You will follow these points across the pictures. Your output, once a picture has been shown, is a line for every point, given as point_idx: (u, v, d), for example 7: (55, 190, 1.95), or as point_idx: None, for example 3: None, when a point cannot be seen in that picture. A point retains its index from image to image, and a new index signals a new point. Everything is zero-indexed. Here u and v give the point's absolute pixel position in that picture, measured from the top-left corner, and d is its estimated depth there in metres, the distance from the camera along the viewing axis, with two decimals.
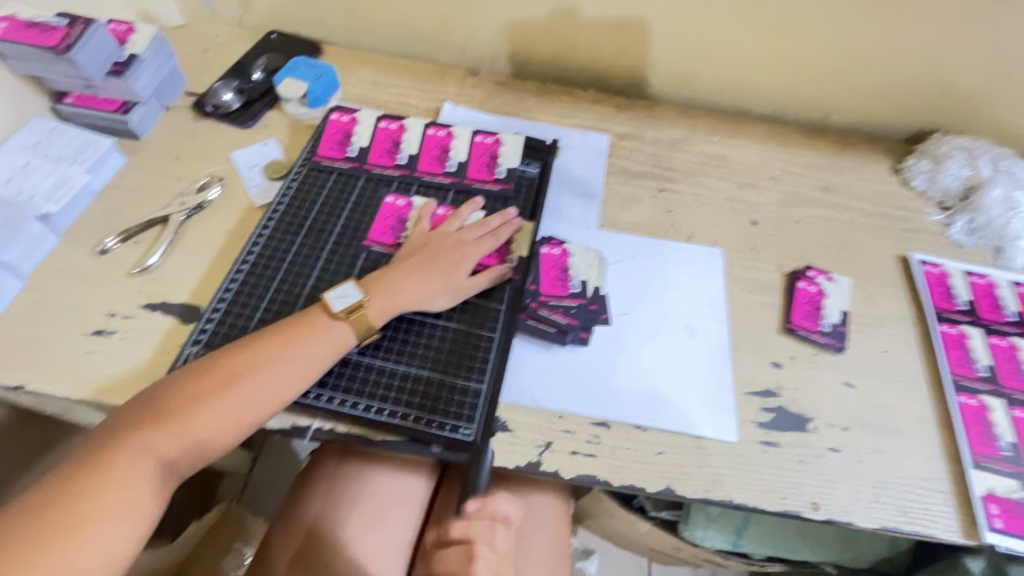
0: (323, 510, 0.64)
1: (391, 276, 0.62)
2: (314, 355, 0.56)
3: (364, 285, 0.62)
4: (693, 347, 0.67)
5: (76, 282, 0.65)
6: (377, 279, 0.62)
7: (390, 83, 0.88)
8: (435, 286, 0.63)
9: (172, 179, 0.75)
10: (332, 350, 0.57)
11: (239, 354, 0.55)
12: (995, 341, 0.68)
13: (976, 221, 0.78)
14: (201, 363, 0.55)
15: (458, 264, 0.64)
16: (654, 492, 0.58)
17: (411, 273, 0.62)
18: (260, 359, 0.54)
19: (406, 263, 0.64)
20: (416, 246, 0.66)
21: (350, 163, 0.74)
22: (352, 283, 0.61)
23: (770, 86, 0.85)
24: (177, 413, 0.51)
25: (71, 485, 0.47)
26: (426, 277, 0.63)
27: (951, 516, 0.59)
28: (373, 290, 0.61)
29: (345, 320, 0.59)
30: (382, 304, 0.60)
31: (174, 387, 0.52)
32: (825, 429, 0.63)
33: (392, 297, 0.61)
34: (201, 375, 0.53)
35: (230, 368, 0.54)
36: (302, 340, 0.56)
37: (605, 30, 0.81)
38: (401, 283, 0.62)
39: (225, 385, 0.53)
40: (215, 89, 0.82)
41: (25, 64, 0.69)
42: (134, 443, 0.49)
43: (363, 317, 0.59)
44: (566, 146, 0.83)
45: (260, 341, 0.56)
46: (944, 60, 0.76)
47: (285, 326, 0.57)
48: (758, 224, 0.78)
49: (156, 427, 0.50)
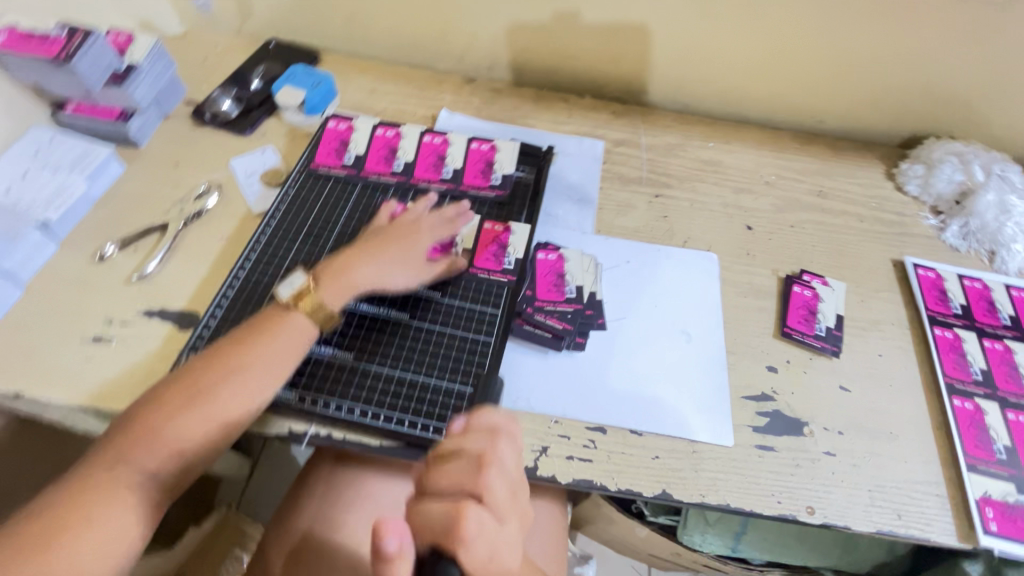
0: (316, 520, 0.64)
1: (343, 264, 0.62)
2: (281, 356, 0.56)
3: (313, 273, 0.62)
4: (688, 351, 0.67)
5: (75, 290, 0.65)
6: (327, 267, 0.62)
7: (387, 90, 0.89)
8: (388, 270, 0.63)
9: (171, 187, 0.75)
10: (295, 351, 0.57)
11: (210, 361, 0.55)
12: (990, 345, 0.68)
13: (970, 225, 0.78)
14: (175, 374, 0.55)
15: (413, 247, 0.65)
16: (650, 497, 0.58)
17: (362, 260, 0.63)
18: (226, 366, 0.54)
19: (359, 249, 0.64)
20: (370, 233, 0.66)
21: (347, 170, 0.75)
22: (300, 273, 0.62)
23: (765, 92, 0.85)
24: (152, 424, 0.51)
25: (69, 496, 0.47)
26: (379, 262, 0.63)
27: (948, 520, 0.59)
28: (323, 277, 0.61)
29: (295, 309, 0.59)
30: (333, 290, 0.61)
31: (144, 403, 0.52)
32: (821, 433, 0.63)
33: (344, 284, 0.61)
34: (174, 386, 0.54)
35: (196, 378, 0.54)
36: (268, 343, 0.56)
37: (600, 37, 0.82)
38: (352, 270, 0.62)
39: (194, 396, 0.53)
40: (215, 97, 0.83)
41: (26, 74, 0.69)
42: (114, 459, 0.49)
43: (312, 303, 0.59)
44: (561, 152, 0.84)
45: (223, 350, 0.56)
46: (936, 66, 0.77)
47: (245, 330, 0.57)
48: (754, 229, 0.79)
49: (131, 443, 0.50)
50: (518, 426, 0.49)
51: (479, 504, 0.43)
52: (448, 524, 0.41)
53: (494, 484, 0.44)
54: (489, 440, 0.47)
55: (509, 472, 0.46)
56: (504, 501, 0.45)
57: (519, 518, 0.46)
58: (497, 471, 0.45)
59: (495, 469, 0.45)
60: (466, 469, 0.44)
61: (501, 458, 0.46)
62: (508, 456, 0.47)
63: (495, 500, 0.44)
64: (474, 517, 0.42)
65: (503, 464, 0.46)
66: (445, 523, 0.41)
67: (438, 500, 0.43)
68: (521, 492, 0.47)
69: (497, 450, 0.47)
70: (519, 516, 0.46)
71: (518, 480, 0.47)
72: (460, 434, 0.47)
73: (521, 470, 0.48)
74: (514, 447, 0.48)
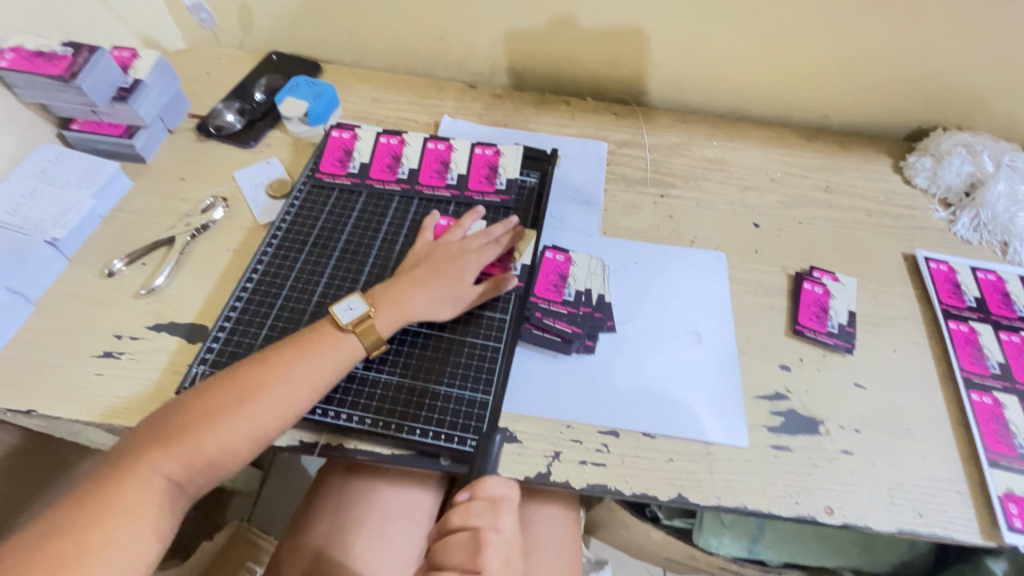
0: (327, 536, 0.63)
1: (397, 288, 0.62)
2: (323, 370, 0.56)
3: (370, 297, 0.61)
4: (700, 352, 0.67)
5: (85, 305, 0.66)
6: (383, 291, 0.62)
7: (389, 99, 0.89)
8: (440, 295, 0.62)
9: (178, 202, 0.76)
10: (339, 364, 0.57)
11: (249, 371, 0.55)
12: (1006, 337, 0.67)
13: (981, 216, 0.77)
14: (211, 380, 0.55)
15: (464, 274, 0.64)
16: (666, 500, 0.57)
17: (416, 284, 0.62)
18: (268, 379, 0.54)
19: (411, 274, 0.63)
20: (421, 256, 0.66)
21: (352, 179, 0.75)
22: (358, 295, 0.61)
23: (768, 88, 0.85)
24: (187, 433, 0.51)
25: (79, 514, 0.46)
26: (430, 285, 0.62)
27: (971, 518, 0.58)
28: (379, 301, 0.61)
29: (353, 332, 0.58)
30: (388, 316, 0.60)
31: (181, 407, 0.53)
32: (837, 432, 0.62)
33: (399, 308, 0.61)
34: (211, 394, 0.53)
35: (237, 387, 0.54)
36: (309, 356, 0.56)
37: (602, 40, 0.81)
38: (409, 295, 0.61)
39: (234, 404, 0.53)
40: (219, 110, 0.84)
41: (34, 94, 0.70)
42: (144, 465, 0.49)
43: (370, 329, 0.59)
44: (564, 155, 0.83)
45: (268, 358, 0.56)
46: (940, 57, 0.76)
47: (293, 342, 0.57)
48: (761, 227, 0.78)
49: (163, 450, 0.50)
50: (514, 489, 0.55)
51: None
52: None
53: (492, 561, 0.49)
54: (490, 513, 0.52)
55: (505, 543, 0.51)
56: (500, 568, 0.49)
57: None
58: (496, 549, 0.50)
59: (493, 546, 0.50)
60: (469, 546, 0.50)
61: (499, 534, 0.51)
62: (505, 527, 0.52)
63: None
64: None
65: (500, 537, 0.51)
66: None
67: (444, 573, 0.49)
68: (515, 561, 0.52)
69: (496, 523, 0.52)
70: None
71: (513, 548, 0.52)
72: (462, 506, 0.53)
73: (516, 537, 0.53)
74: (510, 515, 0.53)
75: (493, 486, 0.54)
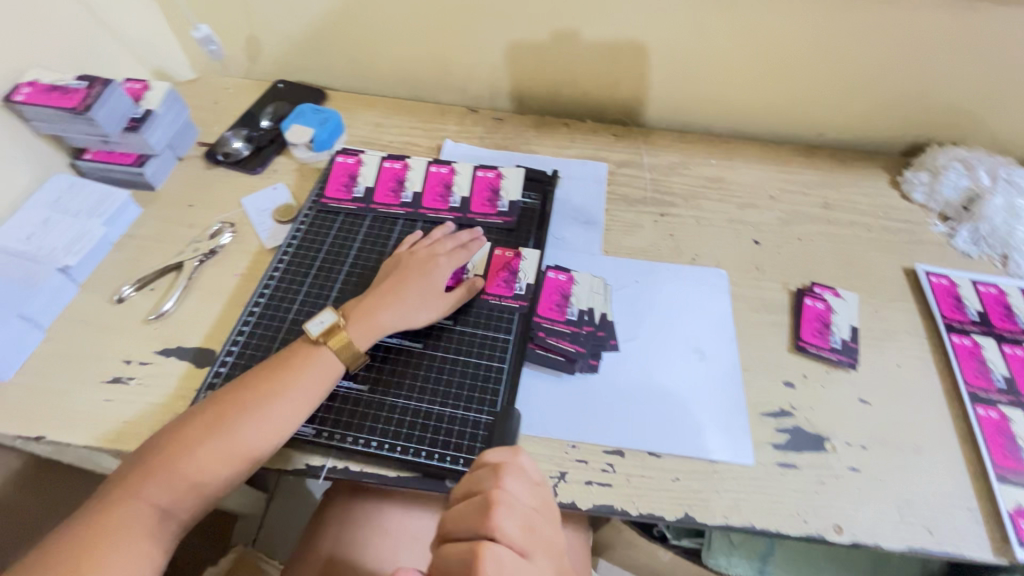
0: (333, 559, 0.62)
1: (369, 300, 0.63)
2: (305, 390, 0.57)
3: (343, 311, 0.62)
4: (703, 370, 0.67)
5: (95, 330, 0.67)
6: (357, 304, 0.63)
7: (393, 123, 0.91)
8: (413, 302, 0.63)
9: (186, 227, 0.77)
10: (321, 384, 0.58)
11: (232, 395, 0.55)
12: (1010, 351, 0.67)
13: (980, 230, 0.78)
14: (195, 407, 0.55)
15: (432, 279, 0.65)
16: (673, 520, 0.57)
17: (387, 293, 0.63)
18: (251, 402, 0.55)
19: (382, 285, 0.64)
20: (391, 268, 0.67)
21: (357, 204, 0.76)
22: (331, 309, 0.62)
23: (764, 108, 0.87)
24: (171, 459, 0.52)
25: (75, 540, 0.47)
26: (402, 294, 0.63)
27: (983, 534, 0.57)
28: (353, 315, 0.62)
29: (325, 345, 0.59)
30: (361, 327, 0.61)
31: (165, 435, 0.53)
32: (844, 448, 0.62)
33: (372, 319, 0.61)
34: (193, 420, 0.54)
35: (219, 411, 0.54)
36: (290, 377, 0.57)
37: (600, 62, 0.84)
38: (379, 305, 0.62)
39: (216, 428, 0.53)
40: (227, 138, 0.86)
41: (50, 126, 0.72)
42: (132, 494, 0.50)
43: (343, 339, 0.60)
44: (566, 177, 0.85)
45: (250, 381, 0.57)
46: (931, 74, 0.78)
47: (274, 364, 0.58)
48: (761, 244, 0.79)
49: (149, 476, 0.51)
50: (520, 453, 0.48)
51: (494, 545, 0.41)
52: (468, 565, 0.40)
53: (508, 527, 0.42)
54: (494, 477, 0.45)
55: (522, 507, 0.44)
56: (519, 535, 0.42)
57: (547, 553, 0.43)
58: (510, 513, 0.43)
59: (505, 509, 0.43)
60: (478, 510, 0.43)
61: (511, 498, 0.44)
62: (519, 494, 0.44)
63: (510, 542, 0.42)
64: (491, 558, 0.40)
65: (512, 500, 0.44)
66: (465, 566, 0.40)
67: (453, 543, 0.42)
68: (538, 523, 0.44)
69: (503, 485, 0.44)
70: (546, 548, 0.43)
71: (536, 514, 0.44)
72: (468, 475, 0.46)
73: (538, 499, 0.45)
74: (527, 481, 0.46)
75: (496, 453, 0.47)
